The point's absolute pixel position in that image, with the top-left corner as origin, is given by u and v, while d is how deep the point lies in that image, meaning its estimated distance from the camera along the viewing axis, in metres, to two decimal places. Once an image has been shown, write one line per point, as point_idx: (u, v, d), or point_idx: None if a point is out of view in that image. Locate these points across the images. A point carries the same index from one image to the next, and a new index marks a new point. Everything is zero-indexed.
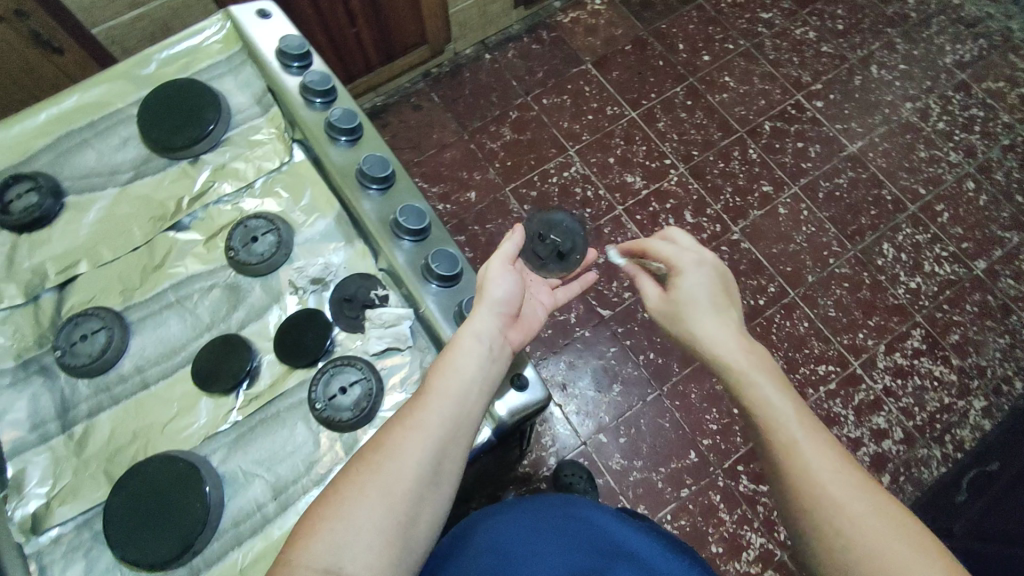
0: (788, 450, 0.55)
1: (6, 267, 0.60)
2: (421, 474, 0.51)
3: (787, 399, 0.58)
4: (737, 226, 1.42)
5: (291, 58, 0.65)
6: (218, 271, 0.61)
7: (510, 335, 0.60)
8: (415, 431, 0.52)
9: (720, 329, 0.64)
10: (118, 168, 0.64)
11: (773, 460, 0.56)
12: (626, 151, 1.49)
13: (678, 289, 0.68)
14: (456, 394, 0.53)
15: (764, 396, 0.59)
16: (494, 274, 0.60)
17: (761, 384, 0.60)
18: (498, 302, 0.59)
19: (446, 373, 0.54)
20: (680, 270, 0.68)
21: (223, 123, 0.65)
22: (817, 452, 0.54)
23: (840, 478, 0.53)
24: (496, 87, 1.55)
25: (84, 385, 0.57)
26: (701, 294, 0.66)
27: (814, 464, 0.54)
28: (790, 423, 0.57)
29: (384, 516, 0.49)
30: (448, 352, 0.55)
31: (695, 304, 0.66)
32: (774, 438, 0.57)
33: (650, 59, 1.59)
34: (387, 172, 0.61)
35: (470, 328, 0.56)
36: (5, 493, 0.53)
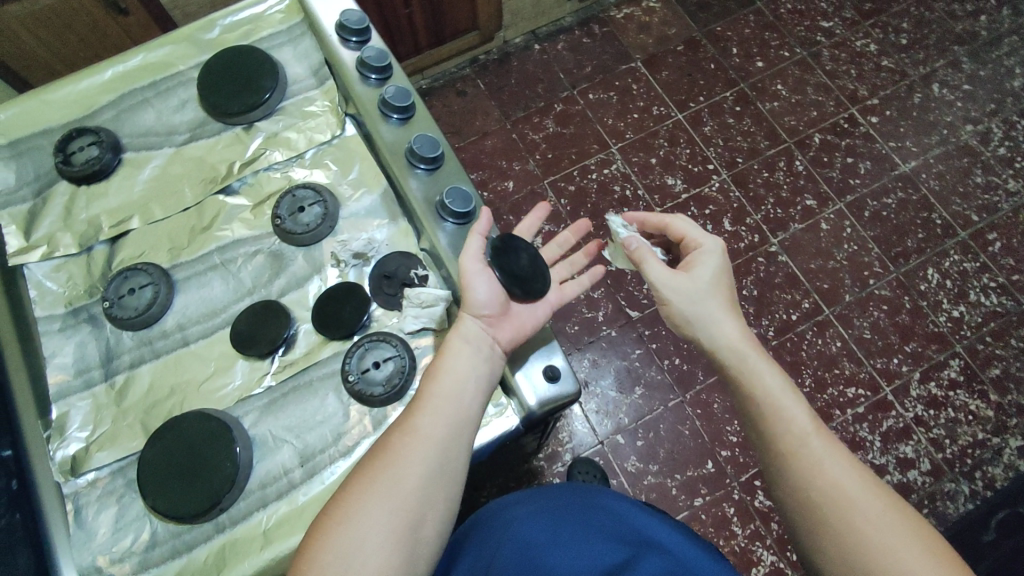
0: (794, 443, 0.57)
1: (63, 217, 0.62)
2: (422, 477, 0.51)
3: (788, 390, 0.60)
4: (776, 237, 1.40)
5: (350, 32, 0.65)
6: (263, 237, 0.62)
7: (498, 334, 0.58)
8: (412, 437, 0.52)
9: (725, 318, 0.65)
10: (175, 129, 0.65)
11: (775, 448, 0.58)
12: (669, 153, 1.47)
13: (697, 266, 0.67)
14: (453, 397, 0.53)
15: (771, 389, 0.60)
16: (468, 277, 0.57)
17: (766, 375, 0.61)
18: (480, 306, 0.58)
19: (439, 377, 0.54)
20: (704, 250, 0.69)
21: (279, 92, 0.66)
22: (819, 442, 0.56)
23: (848, 472, 0.54)
24: (543, 78, 1.54)
25: (128, 337, 0.59)
26: (715, 279, 0.67)
27: (819, 453, 0.55)
28: (793, 413, 0.58)
29: (389, 520, 0.50)
30: (440, 358, 0.56)
31: (710, 288, 0.66)
32: (779, 429, 0.58)
33: (702, 61, 1.56)
34: (436, 153, 0.61)
35: (458, 330, 0.57)
36: (48, 433, 0.54)
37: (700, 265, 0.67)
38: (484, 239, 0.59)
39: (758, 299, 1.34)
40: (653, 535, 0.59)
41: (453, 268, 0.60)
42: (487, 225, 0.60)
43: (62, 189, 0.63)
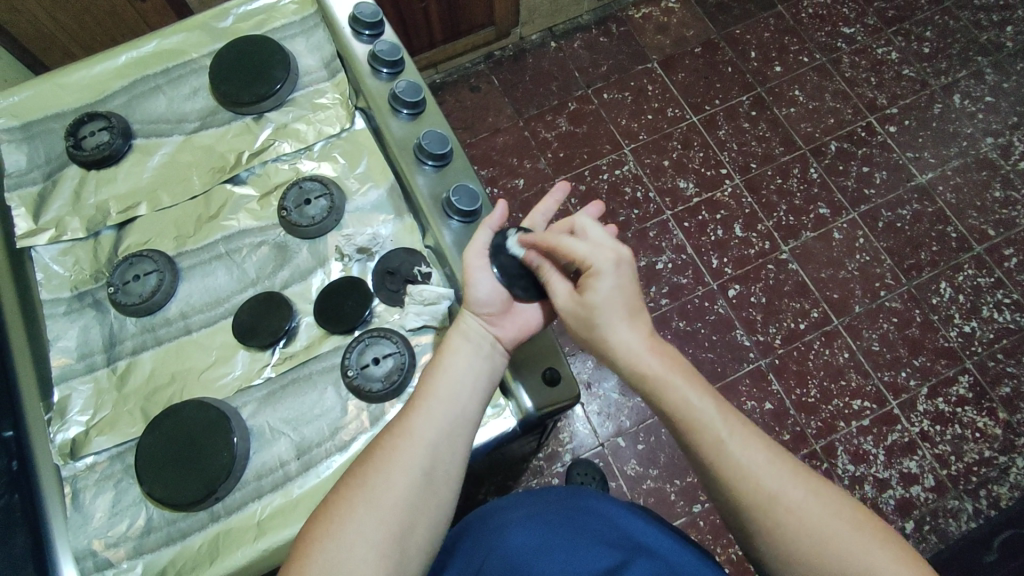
0: (719, 457, 0.52)
1: (72, 201, 0.62)
2: (410, 482, 0.51)
3: (705, 397, 0.55)
4: (787, 245, 1.38)
5: (363, 25, 0.65)
6: (268, 229, 0.62)
7: (500, 333, 0.57)
8: (402, 443, 0.52)
9: (631, 340, 0.57)
10: (185, 117, 0.66)
11: (702, 463, 0.54)
12: (682, 156, 1.46)
13: (591, 292, 0.56)
14: (446, 400, 0.53)
15: (685, 398, 0.54)
16: (471, 275, 0.56)
17: (678, 382, 0.55)
18: (483, 305, 0.56)
19: (435, 378, 0.54)
20: (594, 273, 0.56)
21: (290, 83, 0.66)
22: (744, 447, 0.52)
23: (775, 471, 0.51)
24: (558, 76, 1.53)
25: (131, 323, 0.59)
26: (616, 298, 0.57)
27: (746, 462, 0.51)
28: (714, 422, 0.53)
29: (378, 527, 0.49)
30: (439, 359, 0.55)
31: (608, 313, 0.56)
32: (702, 445, 0.53)
33: (719, 64, 1.55)
34: (445, 149, 0.61)
35: (457, 329, 0.56)
36: (49, 415, 0.55)
37: (594, 297, 0.56)
38: (491, 233, 0.58)
39: (766, 306, 1.33)
40: (641, 537, 0.59)
41: (457, 264, 0.59)
42: (497, 221, 0.59)
43: (72, 173, 0.64)
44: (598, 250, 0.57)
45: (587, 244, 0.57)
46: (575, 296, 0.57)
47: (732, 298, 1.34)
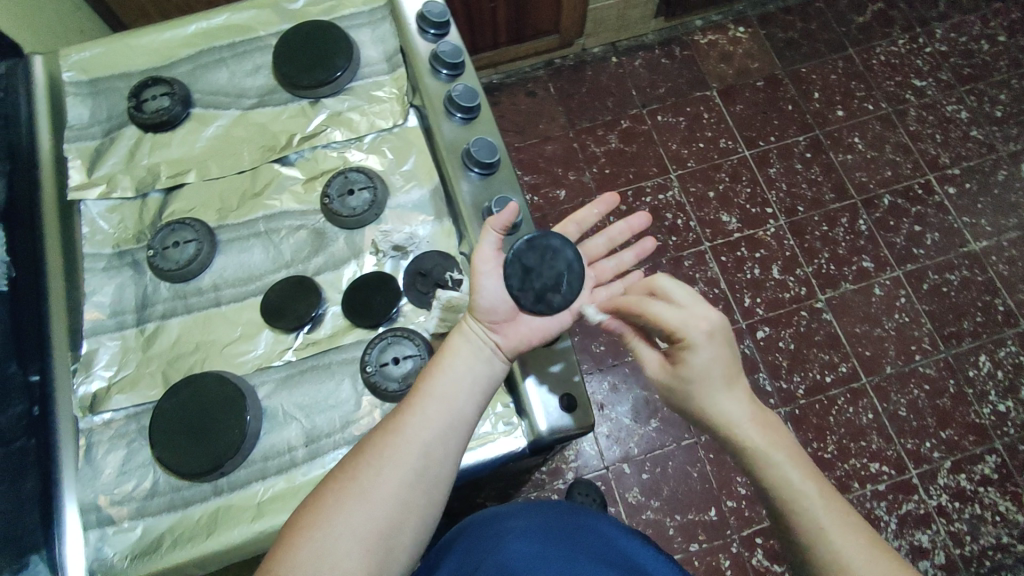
0: (813, 539, 0.51)
1: (126, 160, 0.64)
2: (400, 481, 0.50)
3: (808, 479, 0.53)
4: (824, 294, 1.35)
5: (430, 24, 0.66)
6: (310, 214, 0.62)
7: (503, 343, 0.55)
8: (394, 439, 0.51)
9: (732, 408, 0.56)
10: (244, 92, 0.67)
11: (800, 547, 0.52)
12: (728, 189, 1.44)
13: (686, 365, 0.56)
14: (445, 402, 0.52)
15: (783, 474, 0.53)
16: (477, 279, 0.55)
17: (778, 458, 0.54)
18: (487, 311, 0.55)
19: (436, 376, 0.53)
20: (689, 345, 0.55)
21: (350, 73, 0.66)
22: (843, 537, 0.50)
23: (872, 563, 0.49)
24: (614, 92, 1.52)
25: (165, 288, 0.60)
26: (715, 372, 0.56)
27: (843, 550, 0.50)
28: (815, 508, 0.52)
29: (365, 523, 0.48)
30: (438, 361, 0.54)
31: (706, 383, 0.56)
32: (800, 529, 0.52)
33: (780, 100, 1.52)
34: (492, 159, 0.61)
35: (459, 331, 0.55)
36: (75, 367, 0.56)
37: (692, 366, 0.56)
38: (499, 236, 0.56)
39: (794, 353, 1.30)
40: (639, 559, 0.58)
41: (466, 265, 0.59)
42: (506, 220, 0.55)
43: (129, 133, 0.65)
44: (692, 321, 0.56)
45: (684, 315, 0.56)
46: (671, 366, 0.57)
47: (760, 340, 1.31)
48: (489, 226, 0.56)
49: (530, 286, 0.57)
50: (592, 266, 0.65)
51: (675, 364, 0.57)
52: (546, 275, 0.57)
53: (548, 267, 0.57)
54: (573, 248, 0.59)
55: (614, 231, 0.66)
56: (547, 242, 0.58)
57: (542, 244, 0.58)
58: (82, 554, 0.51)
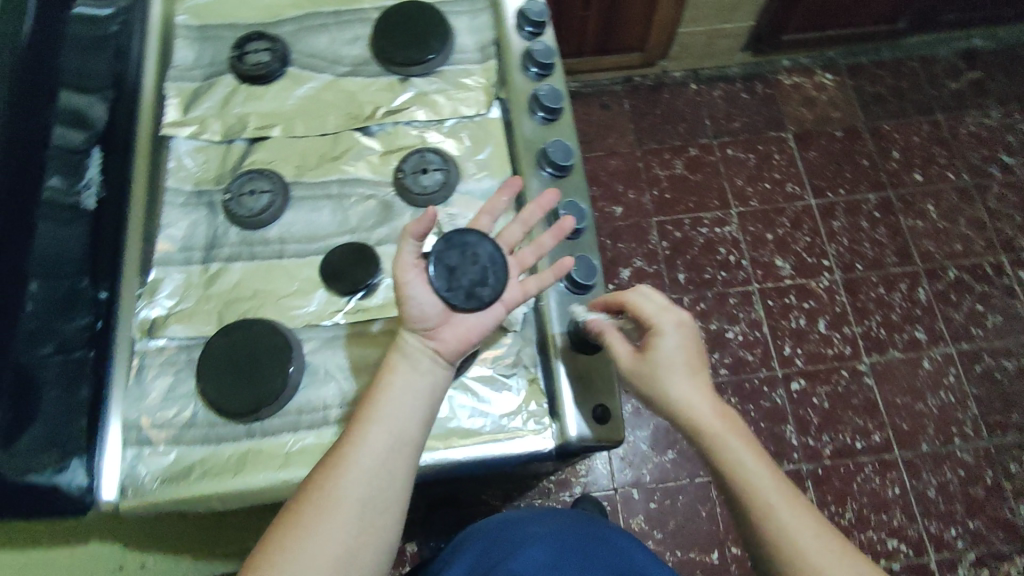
0: (770, 526, 0.50)
1: (219, 105, 0.66)
2: (345, 516, 0.48)
3: (766, 468, 0.52)
4: (868, 357, 1.31)
5: (528, 22, 0.68)
6: (382, 185, 0.64)
7: (443, 347, 0.53)
8: (336, 471, 0.49)
9: (692, 395, 0.54)
10: (340, 60, 0.69)
11: (748, 527, 0.52)
12: (788, 234, 1.41)
13: (655, 351, 0.54)
14: (386, 428, 0.50)
15: (742, 462, 0.52)
16: (405, 290, 0.53)
17: (738, 446, 0.53)
18: (419, 319, 0.53)
19: (376, 403, 0.51)
20: (659, 330, 0.55)
21: (442, 56, 0.68)
22: (798, 525, 0.50)
23: (825, 549, 0.49)
24: (688, 118, 1.51)
25: (234, 232, 0.62)
26: (679, 359, 0.54)
27: (798, 540, 0.49)
28: (771, 496, 0.51)
29: (320, 555, 0.47)
30: (379, 384, 0.52)
31: (670, 371, 0.54)
32: (750, 511, 0.51)
33: (856, 154, 1.48)
34: (567, 162, 0.62)
35: (398, 348, 0.53)
36: (140, 291, 0.58)
37: (661, 351, 0.54)
38: (419, 243, 0.53)
39: (826, 412, 1.27)
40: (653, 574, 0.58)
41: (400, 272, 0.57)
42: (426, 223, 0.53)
43: (226, 81, 0.67)
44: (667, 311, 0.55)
45: (657, 301, 0.56)
46: (637, 354, 0.55)
47: (793, 392, 1.28)
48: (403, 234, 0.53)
49: (458, 285, 0.53)
50: (513, 256, 0.57)
51: (643, 352, 0.55)
52: (471, 272, 0.54)
53: (472, 262, 0.54)
54: (490, 239, 0.55)
55: (529, 215, 0.57)
56: (463, 238, 0.55)
57: (458, 240, 0.55)
58: (118, 468, 0.53)
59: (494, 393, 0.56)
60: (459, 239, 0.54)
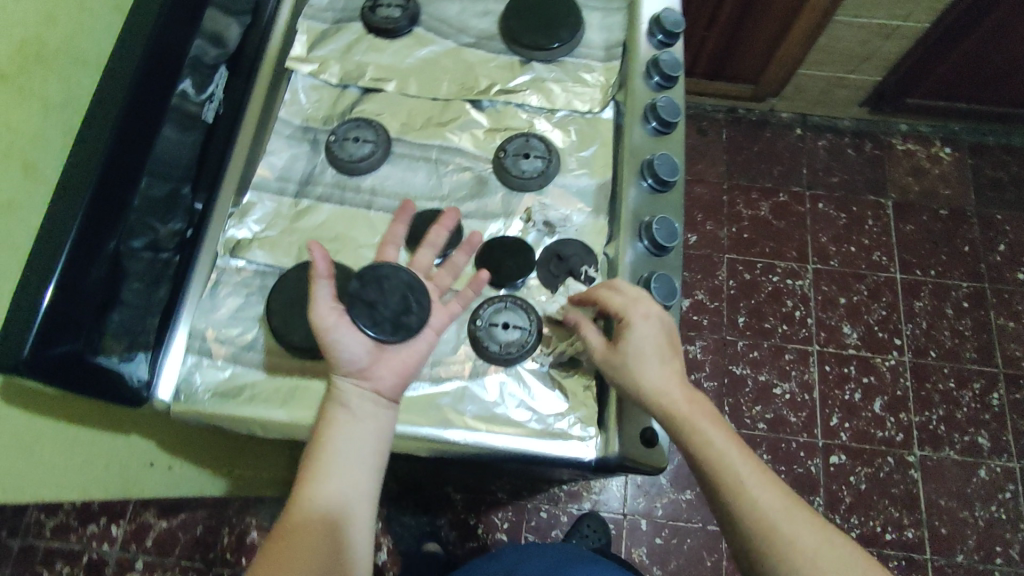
0: (741, 499, 0.50)
1: (342, 50, 0.67)
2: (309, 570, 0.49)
3: (729, 439, 0.52)
4: (920, 450, 1.24)
5: (662, 30, 0.67)
6: (481, 160, 0.63)
7: (380, 386, 0.52)
8: (293, 534, 0.50)
9: (661, 381, 0.52)
10: (466, 31, 0.69)
11: (723, 508, 0.51)
12: (863, 303, 1.34)
13: (627, 344, 0.52)
14: (337, 479, 0.51)
15: (709, 438, 0.52)
16: (329, 337, 0.52)
17: (705, 422, 0.52)
18: (347, 361, 0.52)
19: (323, 461, 0.51)
20: (626, 319, 0.53)
21: (567, 47, 0.67)
22: (764, 492, 0.51)
23: (788, 511, 0.50)
24: (785, 162, 1.46)
25: (330, 174, 0.63)
26: (650, 348, 0.52)
27: (764, 506, 0.50)
28: (738, 468, 0.51)
29: None
30: (323, 441, 0.52)
31: (643, 362, 0.52)
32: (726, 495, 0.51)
33: (957, 237, 1.40)
34: (671, 178, 0.60)
35: (337, 401, 0.52)
36: (233, 210, 0.60)
37: (633, 341, 0.52)
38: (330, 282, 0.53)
39: (861, 494, 1.21)
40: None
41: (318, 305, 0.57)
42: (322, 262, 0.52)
43: (354, 28, 0.68)
44: (634, 302, 0.53)
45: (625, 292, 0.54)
46: (609, 347, 0.53)
47: (831, 465, 1.23)
48: (314, 276, 0.53)
49: (383, 319, 0.52)
50: (430, 281, 0.58)
51: (615, 343, 0.53)
52: (394, 304, 0.53)
53: (388, 294, 0.53)
54: (404, 268, 0.54)
55: (434, 237, 0.58)
56: (376, 271, 0.53)
57: (371, 274, 0.53)
58: (176, 372, 0.55)
59: (543, 391, 0.55)
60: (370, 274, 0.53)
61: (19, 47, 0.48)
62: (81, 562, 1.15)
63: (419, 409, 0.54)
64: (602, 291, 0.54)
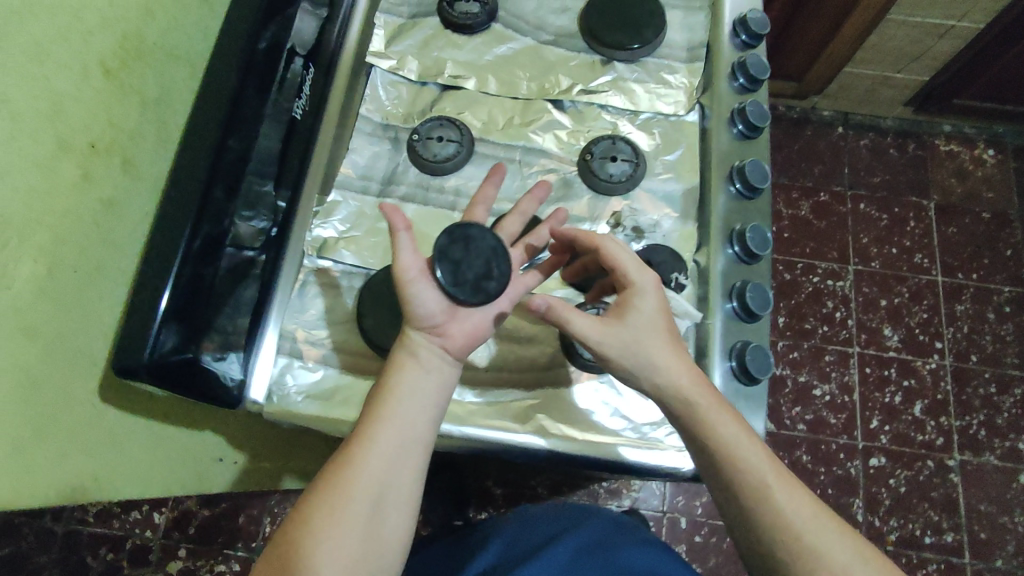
0: (757, 494, 0.49)
1: (420, 46, 0.66)
2: (356, 517, 0.47)
3: (748, 438, 0.51)
4: (960, 454, 1.24)
5: (746, 30, 0.66)
6: (566, 162, 0.63)
7: (449, 343, 0.53)
8: (347, 473, 0.48)
9: (668, 358, 0.51)
10: (544, 28, 0.67)
11: (737, 506, 0.50)
12: (903, 305, 1.34)
13: (636, 311, 0.52)
14: (397, 424, 0.50)
15: (727, 434, 0.50)
16: (409, 291, 0.51)
17: (722, 418, 0.51)
18: (421, 318, 0.52)
19: (387, 403, 0.50)
20: (637, 286, 0.52)
21: (650, 47, 0.66)
22: (784, 491, 0.49)
23: (807, 511, 0.49)
24: (826, 161, 1.45)
25: (412, 174, 0.62)
26: (657, 318, 0.52)
27: (782, 505, 0.49)
28: (755, 464, 0.50)
29: (335, 563, 0.46)
30: (389, 382, 0.51)
31: (651, 332, 0.52)
32: (742, 489, 0.50)
33: (1000, 241, 1.38)
34: (761, 185, 0.60)
35: (406, 346, 0.52)
36: (318, 209, 0.60)
37: (639, 309, 0.52)
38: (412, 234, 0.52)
39: (901, 497, 1.21)
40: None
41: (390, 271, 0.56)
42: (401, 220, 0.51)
43: (431, 23, 0.67)
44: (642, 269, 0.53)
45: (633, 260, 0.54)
46: (615, 316, 0.52)
47: (871, 467, 1.23)
48: (392, 229, 0.52)
49: (464, 279, 0.53)
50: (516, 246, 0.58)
51: (621, 311, 0.52)
52: (473, 267, 0.53)
53: (474, 257, 0.53)
54: (491, 231, 0.55)
55: (525, 206, 0.59)
56: (466, 231, 0.54)
57: (459, 233, 0.54)
58: (268, 373, 0.55)
59: (637, 398, 0.57)
60: (462, 231, 0.54)
61: (120, 41, 0.47)
62: (125, 548, 1.16)
63: (516, 415, 0.55)
64: (609, 257, 0.53)
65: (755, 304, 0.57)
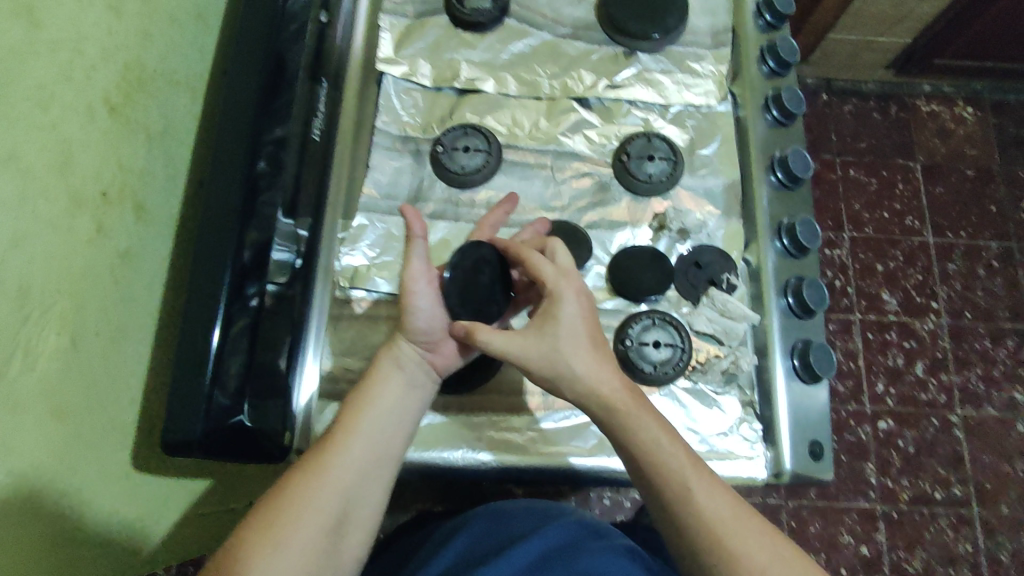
0: (678, 502, 0.44)
1: (431, 48, 0.61)
2: (318, 530, 0.45)
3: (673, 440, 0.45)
4: (962, 409, 1.27)
5: (772, 10, 0.64)
6: (600, 164, 0.60)
7: (437, 359, 0.51)
8: (312, 484, 0.46)
9: (588, 370, 0.46)
10: (560, 20, 0.63)
11: (664, 513, 0.45)
12: (898, 269, 1.35)
13: (553, 321, 0.46)
14: (371, 434, 0.48)
15: (650, 436, 0.45)
16: (410, 298, 0.50)
17: (644, 418, 0.45)
18: (422, 331, 0.50)
19: (363, 413, 0.48)
20: (556, 295, 0.47)
21: (676, 34, 0.62)
22: (710, 498, 0.44)
23: (735, 520, 0.43)
24: (813, 130, 1.44)
25: (440, 188, 0.59)
26: (579, 329, 0.47)
27: (708, 515, 0.43)
28: (681, 468, 0.44)
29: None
30: (366, 393, 0.49)
31: (571, 343, 0.46)
32: (666, 497, 0.44)
33: (985, 197, 1.41)
34: (803, 175, 0.59)
35: (390, 355, 0.50)
36: (344, 235, 0.55)
37: (558, 319, 0.46)
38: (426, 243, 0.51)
39: (909, 456, 1.24)
40: None
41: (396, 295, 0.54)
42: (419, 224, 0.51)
43: (438, 21, 0.61)
44: (566, 276, 0.48)
45: (556, 265, 0.48)
46: (535, 324, 0.47)
47: (879, 431, 1.25)
48: (410, 235, 0.51)
49: (471, 301, 0.50)
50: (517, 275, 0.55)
51: (540, 322, 0.47)
52: (478, 294, 0.51)
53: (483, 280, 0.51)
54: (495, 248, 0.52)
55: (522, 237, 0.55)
56: (479, 250, 0.52)
57: (473, 252, 0.51)
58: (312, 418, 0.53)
59: (703, 411, 0.53)
60: (474, 249, 0.51)
61: (122, 72, 0.42)
62: None
63: (576, 435, 0.54)
64: (530, 261, 0.49)
65: (811, 301, 0.56)
